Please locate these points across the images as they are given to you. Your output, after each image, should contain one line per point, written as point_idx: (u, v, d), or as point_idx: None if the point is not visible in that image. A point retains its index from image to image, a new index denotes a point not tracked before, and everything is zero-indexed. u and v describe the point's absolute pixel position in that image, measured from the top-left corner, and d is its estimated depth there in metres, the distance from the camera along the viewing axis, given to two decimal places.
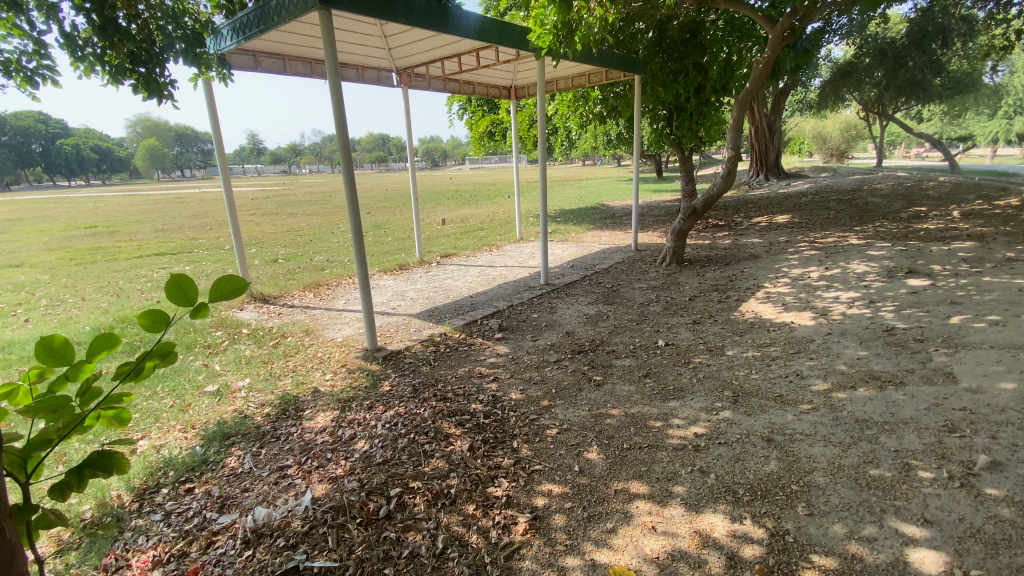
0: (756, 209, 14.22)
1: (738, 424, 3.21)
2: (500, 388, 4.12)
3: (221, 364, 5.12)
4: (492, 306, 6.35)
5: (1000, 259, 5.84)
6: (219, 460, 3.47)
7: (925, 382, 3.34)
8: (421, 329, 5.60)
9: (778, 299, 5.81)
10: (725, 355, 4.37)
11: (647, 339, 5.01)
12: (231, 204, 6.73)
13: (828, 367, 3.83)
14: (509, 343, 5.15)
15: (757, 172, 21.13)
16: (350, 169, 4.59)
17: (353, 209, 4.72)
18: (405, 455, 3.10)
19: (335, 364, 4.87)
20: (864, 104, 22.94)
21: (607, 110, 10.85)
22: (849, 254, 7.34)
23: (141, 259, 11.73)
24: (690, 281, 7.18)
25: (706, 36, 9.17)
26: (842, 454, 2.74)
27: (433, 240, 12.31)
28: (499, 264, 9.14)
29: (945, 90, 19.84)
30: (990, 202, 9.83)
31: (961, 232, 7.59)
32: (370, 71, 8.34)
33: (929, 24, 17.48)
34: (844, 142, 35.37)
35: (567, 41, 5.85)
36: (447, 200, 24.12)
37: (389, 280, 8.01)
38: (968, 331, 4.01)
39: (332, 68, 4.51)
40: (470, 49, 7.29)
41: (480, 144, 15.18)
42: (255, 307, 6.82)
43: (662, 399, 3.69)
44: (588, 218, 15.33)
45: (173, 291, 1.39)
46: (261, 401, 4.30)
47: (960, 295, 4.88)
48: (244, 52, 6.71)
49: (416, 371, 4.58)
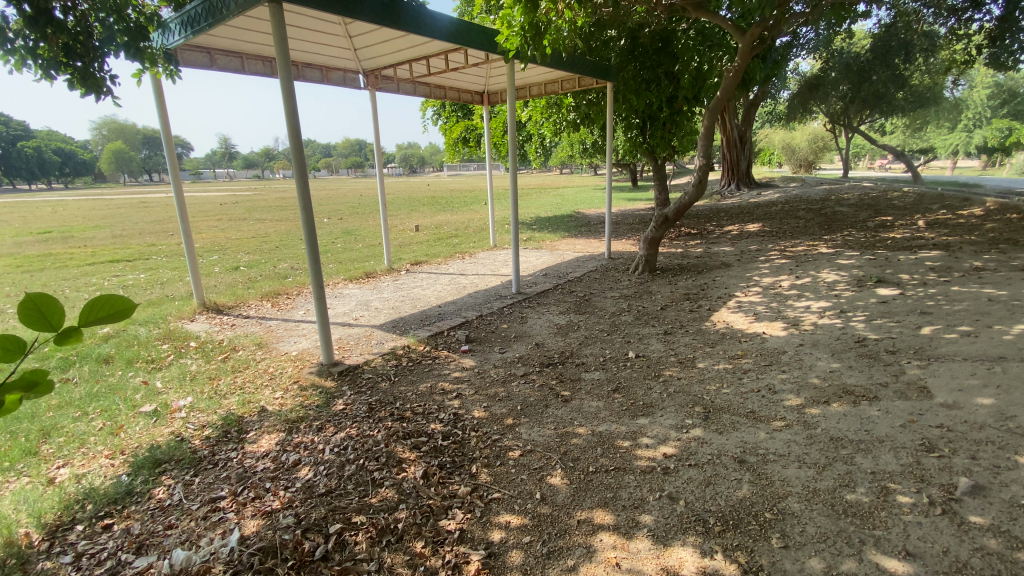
0: (727, 217, 14.37)
1: (709, 443, 3.04)
2: (463, 405, 3.89)
3: (162, 381, 4.73)
4: (460, 317, 6.09)
5: (967, 269, 5.88)
6: (146, 491, 3.13)
7: (900, 397, 3.23)
8: (383, 342, 5.32)
9: (750, 309, 5.72)
10: (695, 368, 4.22)
11: (617, 350, 4.84)
12: (182, 209, 6.32)
13: (801, 381, 3.70)
14: (475, 356, 4.91)
15: (728, 181, 21.44)
16: (304, 172, 4.32)
17: (306, 214, 4.44)
18: (351, 485, 2.83)
19: (287, 380, 4.55)
20: (831, 116, 23.60)
21: (581, 118, 10.74)
22: (819, 262, 7.35)
23: (93, 266, 11.10)
24: (662, 290, 7.07)
25: (678, 44, 9.12)
26: (816, 477, 2.58)
27: (404, 247, 12.00)
28: (470, 272, 8.89)
29: (908, 104, 20.51)
30: (954, 212, 10.04)
31: (926, 242, 7.69)
32: (335, 72, 8.04)
33: (892, 40, 17.86)
34: (812, 153, 36.42)
35: (535, 43, 5.75)
36: (422, 206, 23.84)
37: (354, 289, 7.68)
38: (940, 342, 3.95)
39: (283, 66, 4.25)
40: (439, 51, 7.07)
41: (454, 150, 15.00)
42: (207, 317, 6.43)
43: (631, 416, 3.50)
44: (563, 226, 15.24)
45: (29, 313, 1.01)
46: (201, 422, 3.96)
47: (930, 305, 4.85)
48: (198, 50, 6.36)
49: (374, 388, 4.29)
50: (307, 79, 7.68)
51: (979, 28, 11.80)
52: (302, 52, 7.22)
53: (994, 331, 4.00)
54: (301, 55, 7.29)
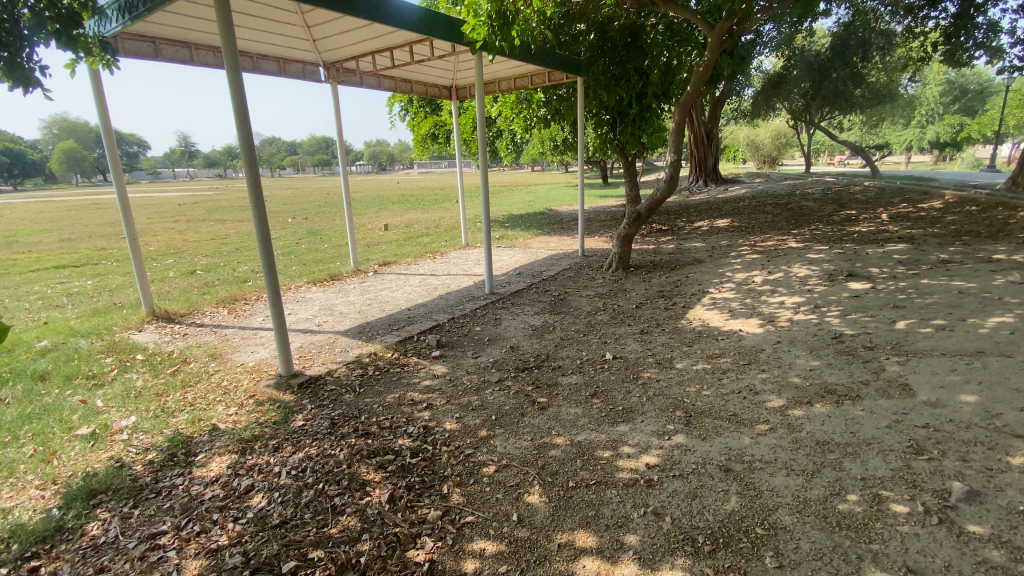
0: (697, 213, 14.48)
1: (693, 450, 2.90)
2: (433, 416, 3.66)
3: (104, 400, 4.30)
4: (430, 320, 5.82)
5: (934, 262, 5.96)
6: (78, 527, 2.78)
7: (882, 395, 3.17)
8: (348, 350, 5.03)
9: (725, 306, 5.65)
10: (674, 369, 4.09)
11: (594, 352, 4.68)
12: (126, 210, 5.84)
13: (781, 381, 3.60)
14: (446, 362, 4.67)
15: (696, 177, 21.65)
16: (255, 171, 4.00)
17: (258, 216, 4.13)
18: (309, 514, 2.58)
19: (242, 396, 4.23)
20: (793, 114, 24.19)
21: (551, 113, 10.57)
22: (790, 257, 7.37)
23: (35, 273, 10.32)
24: (637, 288, 6.96)
25: (647, 39, 9.01)
26: (806, 486, 2.47)
27: (372, 248, 11.61)
28: (441, 272, 8.61)
29: (866, 101, 21.16)
30: (915, 205, 10.31)
31: (892, 235, 7.83)
32: (293, 64, 7.62)
33: (850, 38, 18.60)
34: (776, 149, 37.35)
35: (503, 33, 5.51)
36: (391, 205, 23.36)
37: (318, 293, 7.30)
38: (916, 337, 3.93)
39: (228, 54, 3.88)
40: (403, 42, 6.78)
41: (423, 147, 14.65)
42: (156, 327, 5.98)
43: (611, 422, 3.33)
44: (535, 224, 15.07)
45: None
46: (145, 445, 3.60)
47: (902, 298, 4.87)
48: (141, 39, 5.90)
49: (337, 401, 4.01)
50: (263, 71, 7.26)
51: (934, 26, 12.19)
52: (256, 43, 6.81)
53: (969, 324, 4.00)
54: (255, 46, 6.87)
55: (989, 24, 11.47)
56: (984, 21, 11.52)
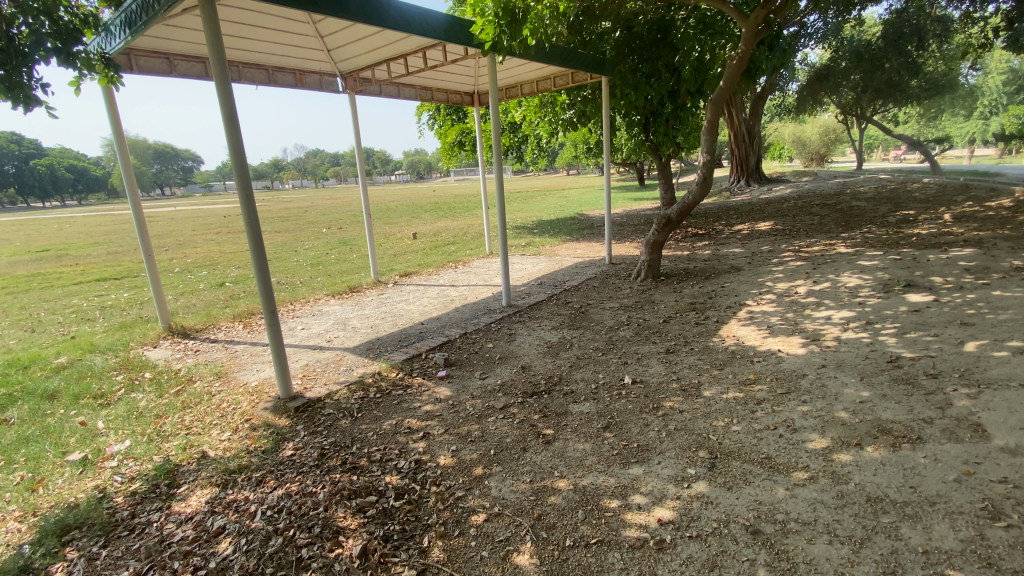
0: (737, 215, 13.72)
1: (716, 503, 2.47)
2: (428, 448, 3.35)
3: (104, 421, 4.23)
4: (442, 336, 5.54)
5: (1007, 269, 5.21)
6: (42, 569, 2.61)
7: (948, 438, 2.64)
8: (352, 368, 4.78)
9: (763, 321, 5.09)
10: (701, 398, 3.61)
11: (611, 375, 4.25)
12: (142, 226, 5.87)
13: (825, 416, 3.09)
14: (452, 384, 4.34)
15: (737, 177, 20.63)
16: (247, 186, 3.90)
17: (252, 232, 3.98)
18: (272, 568, 2.32)
19: (237, 419, 4.05)
20: (842, 107, 22.80)
21: (578, 115, 10.20)
22: (838, 264, 6.69)
23: (78, 286, 10.72)
24: (666, 299, 6.47)
25: (678, 34, 8.49)
26: (853, 560, 2.01)
27: (398, 257, 11.52)
28: (461, 282, 8.35)
29: (922, 91, 19.83)
30: (981, 203, 9.34)
31: (956, 237, 7.02)
32: (310, 75, 7.56)
33: (904, 26, 17.09)
34: (824, 146, 35.44)
35: (511, 31, 5.18)
36: (424, 213, 23.44)
37: (335, 306, 7.15)
38: (990, 363, 3.32)
39: (216, 66, 3.72)
40: (416, 48, 6.56)
41: (450, 155, 14.53)
42: (170, 343, 5.95)
43: (623, 463, 2.92)
44: (564, 229, 14.70)
45: None
46: (132, 473, 3.46)
47: (971, 313, 4.22)
48: (156, 55, 5.97)
49: (332, 428, 3.76)
50: (279, 83, 7.21)
51: (997, 9, 11.16)
52: (272, 56, 6.76)
53: None
54: (271, 58, 6.83)
55: None
56: None
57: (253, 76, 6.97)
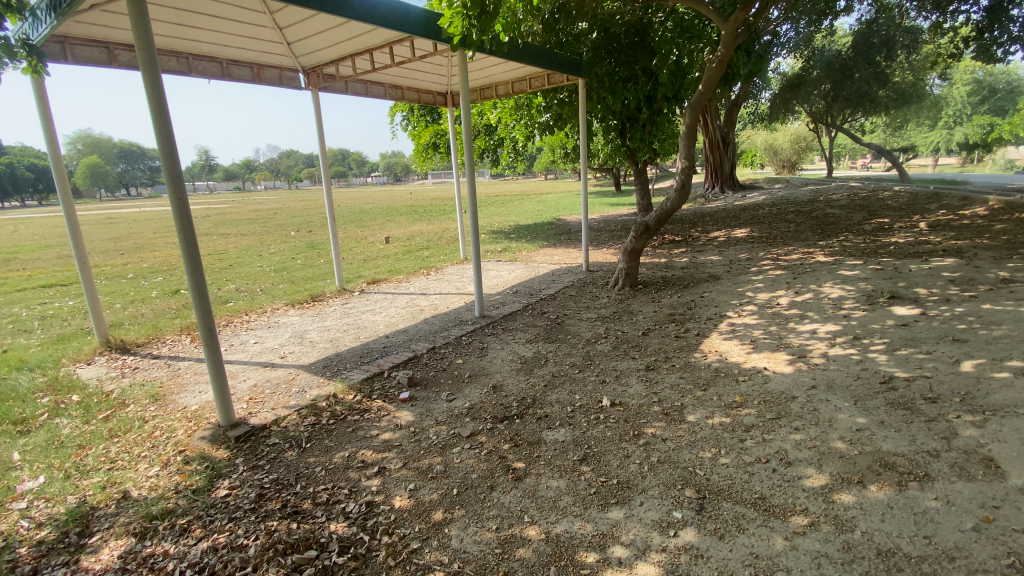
0: (713, 221, 13.67)
1: (707, 557, 2.15)
2: (383, 486, 2.96)
3: (17, 452, 3.69)
4: (407, 351, 5.15)
5: (992, 281, 5.11)
6: None
7: (959, 476, 2.41)
8: (306, 389, 4.34)
9: (747, 335, 4.86)
10: (685, 424, 3.31)
11: (588, 396, 3.92)
12: (76, 231, 5.32)
13: (821, 447, 2.82)
14: (415, 408, 3.95)
15: (712, 184, 20.73)
16: (180, 188, 3.47)
17: (186, 240, 3.53)
18: None
19: (170, 450, 3.58)
20: (813, 116, 23.21)
21: (554, 118, 9.89)
22: (818, 274, 6.55)
23: (17, 293, 9.90)
24: (645, 310, 6.20)
25: (655, 37, 8.28)
26: None
27: (367, 263, 11.03)
28: (432, 290, 7.96)
29: (891, 102, 20.31)
30: (954, 211, 9.40)
31: (934, 247, 6.95)
32: (269, 70, 7.09)
33: (874, 36, 17.49)
34: (795, 154, 36.24)
35: (480, 23, 4.81)
36: (399, 216, 22.93)
37: (294, 316, 6.68)
38: (991, 386, 3.12)
39: (143, 53, 3.28)
40: (383, 44, 6.17)
41: (424, 157, 14.15)
42: (107, 360, 5.39)
43: (601, 504, 2.60)
44: (541, 234, 14.43)
45: None
46: (40, 517, 2.95)
47: (963, 329, 4.05)
48: (94, 44, 5.44)
49: (276, 461, 3.34)
50: (235, 77, 6.72)
51: (966, 21, 11.35)
52: (226, 48, 6.27)
53: None
54: (225, 51, 6.34)
55: None
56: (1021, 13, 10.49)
57: (205, 70, 6.46)
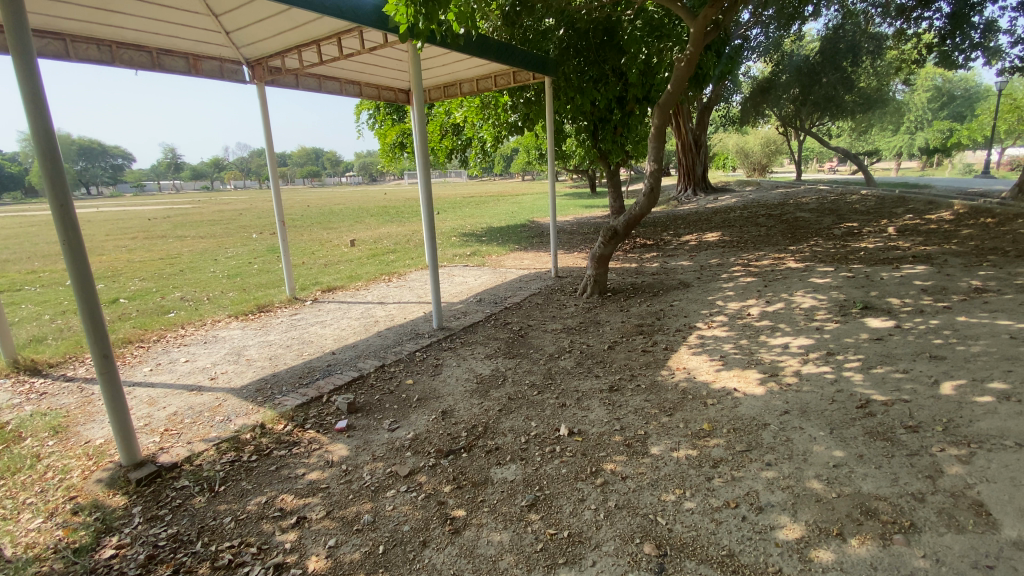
0: (686, 225, 13.53)
1: None
2: (298, 543, 2.53)
3: None
4: (353, 370, 4.71)
5: (965, 290, 4.94)
6: None
7: (947, 527, 2.13)
8: (232, 418, 3.87)
9: (716, 349, 4.57)
10: (647, 458, 2.98)
11: (545, 424, 3.55)
12: None
13: (795, 488, 2.51)
14: (351, 440, 3.52)
15: (685, 186, 20.71)
16: (60, 192, 2.96)
17: (70, 250, 3.01)
18: None
19: (59, 497, 3.06)
20: (782, 120, 23.44)
21: (522, 118, 9.56)
22: (790, 281, 6.33)
23: None
24: (612, 320, 5.88)
25: (624, 36, 8.05)
26: None
27: (327, 268, 10.48)
28: (391, 299, 7.50)
29: (857, 107, 20.63)
30: (921, 216, 9.40)
31: (905, 253, 6.82)
32: (207, 61, 6.55)
33: (841, 42, 18.00)
34: (765, 157, 36.83)
35: (427, 10, 4.30)
36: (369, 218, 22.28)
37: (236, 330, 6.14)
38: (974, 414, 2.87)
39: (12, 34, 2.75)
40: (331, 35, 5.71)
41: (391, 156, 13.67)
42: (11, 384, 4.78)
43: (548, 566, 2.23)
44: (514, 237, 14.07)
45: None
46: None
47: (939, 344, 3.83)
48: None
49: (180, 510, 2.87)
50: (167, 69, 6.17)
51: (928, 27, 11.47)
52: (156, 36, 5.72)
53: None
54: (156, 39, 5.80)
55: (985, 23, 10.60)
56: (981, 20, 10.62)
57: (132, 59, 5.89)
